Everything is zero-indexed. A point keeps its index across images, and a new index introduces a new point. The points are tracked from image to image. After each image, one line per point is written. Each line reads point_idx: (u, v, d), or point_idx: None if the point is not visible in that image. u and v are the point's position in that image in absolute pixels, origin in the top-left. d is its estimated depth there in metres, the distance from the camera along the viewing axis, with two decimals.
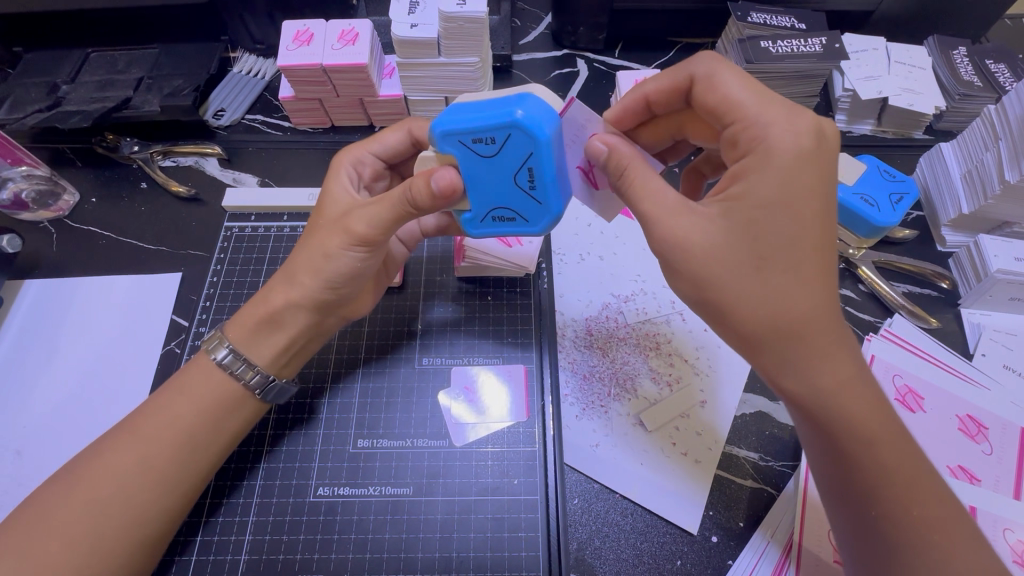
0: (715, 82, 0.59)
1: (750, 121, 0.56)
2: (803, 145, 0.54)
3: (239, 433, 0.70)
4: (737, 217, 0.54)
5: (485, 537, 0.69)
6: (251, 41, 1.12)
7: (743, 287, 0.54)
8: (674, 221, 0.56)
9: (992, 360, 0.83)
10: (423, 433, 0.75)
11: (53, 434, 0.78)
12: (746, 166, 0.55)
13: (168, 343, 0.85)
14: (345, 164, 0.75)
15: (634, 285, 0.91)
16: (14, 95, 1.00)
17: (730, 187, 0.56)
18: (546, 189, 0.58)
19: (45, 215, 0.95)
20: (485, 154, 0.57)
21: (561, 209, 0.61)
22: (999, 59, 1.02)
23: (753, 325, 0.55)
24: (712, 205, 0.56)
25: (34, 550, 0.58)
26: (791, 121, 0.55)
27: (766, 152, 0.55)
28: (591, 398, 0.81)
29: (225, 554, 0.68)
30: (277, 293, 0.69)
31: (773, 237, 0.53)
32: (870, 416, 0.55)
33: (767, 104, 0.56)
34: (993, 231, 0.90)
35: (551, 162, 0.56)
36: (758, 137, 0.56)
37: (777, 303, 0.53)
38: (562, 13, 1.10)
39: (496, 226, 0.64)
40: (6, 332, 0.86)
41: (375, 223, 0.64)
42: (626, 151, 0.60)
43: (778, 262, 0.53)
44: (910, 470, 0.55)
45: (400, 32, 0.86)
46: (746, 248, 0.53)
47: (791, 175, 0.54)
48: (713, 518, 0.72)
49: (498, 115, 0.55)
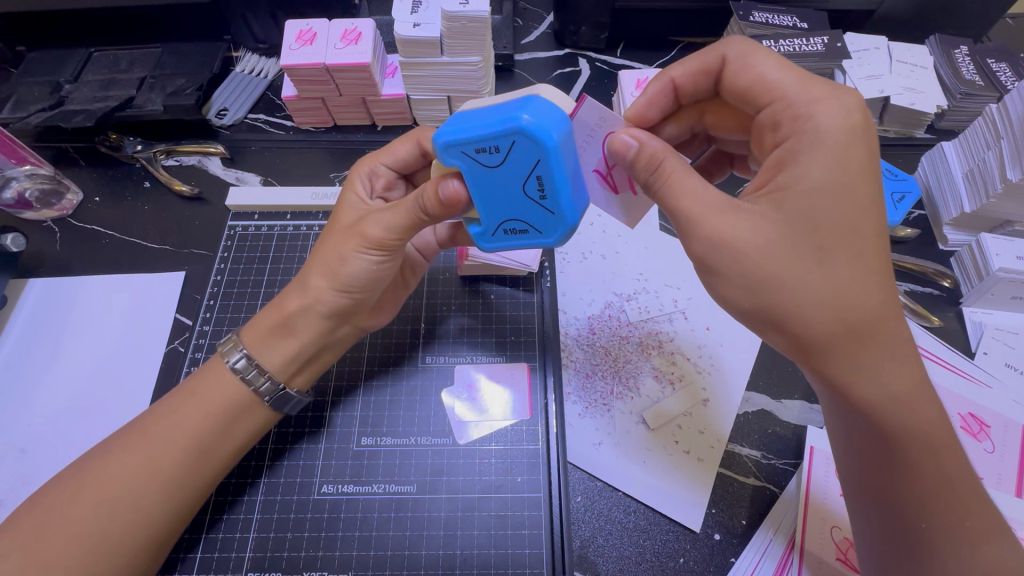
0: (750, 62, 0.60)
1: (792, 101, 0.56)
2: (853, 122, 0.54)
3: (248, 442, 0.69)
4: (794, 210, 0.52)
5: (489, 534, 0.69)
6: (253, 41, 1.12)
7: (806, 287, 0.52)
8: (719, 218, 0.54)
9: (993, 358, 0.83)
10: (427, 432, 0.75)
11: (57, 432, 0.78)
12: (792, 147, 0.55)
13: (172, 342, 0.85)
14: (358, 177, 0.77)
15: (636, 284, 0.91)
16: (17, 95, 1.00)
17: (777, 175, 0.55)
18: (556, 197, 0.57)
19: (48, 214, 0.96)
20: (491, 163, 0.57)
21: (575, 217, 0.59)
22: (1001, 58, 1.02)
23: (817, 328, 0.52)
24: (762, 201, 0.54)
25: (41, 548, 0.58)
26: (840, 102, 0.54)
27: (817, 130, 0.54)
28: (593, 397, 0.81)
29: (229, 552, 0.68)
30: (292, 299, 0.70)
31: (832, 226, 0.52)
32: (931, 416, 0.54)
33: (808, 85, 0.56)
34: (994, 230, 0.90)
35: (559, 168, 0.55)
36: (804, 115, 0.55)
37: (840, 300, 0.52)
38: (564, 12, 1.10)
39: (509, 238, 0.63)
40: (10, 330, 0.86)
41: (389, 228, 0.66)
42: (661, 146, 0.56)
43: (839, 253, 0.52)
44: (962, 471, 0.55)
45: (402, 31, 0.86)
46: (804, 243, 0.52)
47: (842, 154, 0.53)
48: (716, 516, 0.73)
49: (499, 123, 0.54)
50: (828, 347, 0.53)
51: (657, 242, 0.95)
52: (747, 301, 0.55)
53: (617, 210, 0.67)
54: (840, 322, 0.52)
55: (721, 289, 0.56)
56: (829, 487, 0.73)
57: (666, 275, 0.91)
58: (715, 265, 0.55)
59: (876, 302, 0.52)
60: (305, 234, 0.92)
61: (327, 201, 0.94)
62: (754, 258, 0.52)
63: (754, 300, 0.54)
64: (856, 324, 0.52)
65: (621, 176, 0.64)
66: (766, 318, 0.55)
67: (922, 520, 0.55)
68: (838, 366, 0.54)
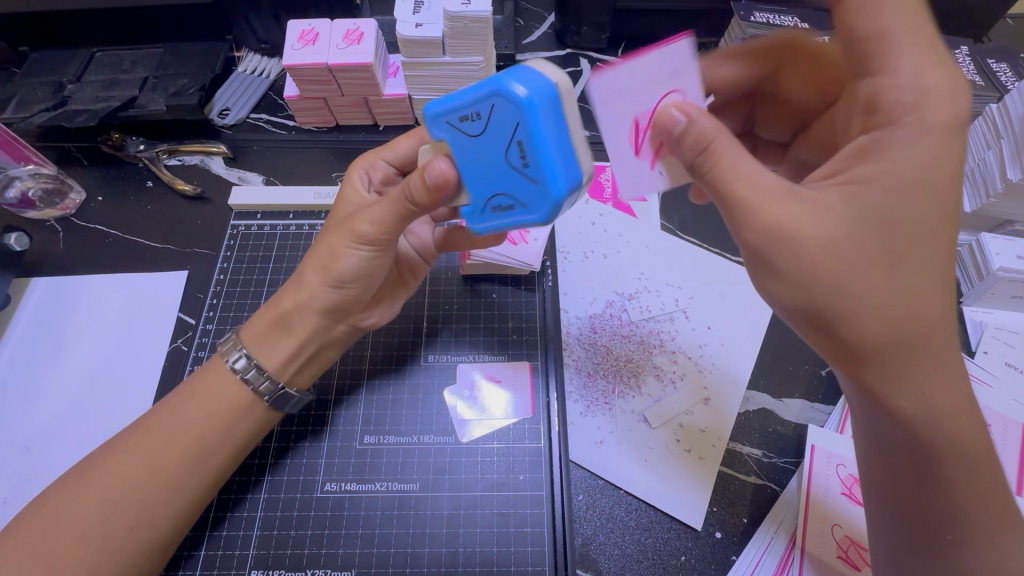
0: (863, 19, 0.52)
1: (901, 83, 0.51)
2: (964, 122, 0.50)
3: (249, 441, 0.70)
4: (867, 210, 0.50)
5: (491, 532, 0.70)
6: (256, 41, 1.13)
7: (868, 290, 0.50)
8: (772, 205, 0.52)
9: (994, 358, 0.83)
10: (429, 430, 0.76)
11: (62, 431, 0.79)
12: (888, 134, 0.52)
13: (175, 340, 0.86)
14: (356, 171, 0.77)
15: (638, 283, 0.91)
16: (20, 95, 1.00)
17: (857, 164, 0.52)
18: (536, 157, 0.53)
19: (51, 213, 0.96)
20: (473, 132, 0.56)
21: (560, 182, 0.53)
22: (1002, 58, 1.02)
23: (872, 333, 0.51)
24: (831, 192, 0.52)
25: (48, 546, 0.59)
26: (958, 93, 0.50)
27: (919, 124, 0.51)
28: (595, 396, 0.81)
29: (233, 549, 0.68)
30: (287, 297, 0.71)
31: (907, 232, 0.50)
32: (970, 429, 0.53)
33: (925, 65, 0.51)
34: (995, 229, 0.90)
35: (536, 124, 0.52)
36: (911, 103, 0.51)
37: (901, 308, 0.50)
38: (565, 13, 1.11)
39: (501, 216, 0.60)
40: (14, 329, 0.86)
41: (380, 222, 0.67)
42: (710, 124, 0.53)
43: (908, 262, 0.50)
44: (994, 484, 0.55)
45: (405, 31, 0.86)
46: (875, 243, 0.50)
47: (943, 150, 0.50)
48: (717, 514, 0.73)
49: (477, 88, 0.54)
50: (882, 356, 0.52)
51: (658, 241, 0.95)
52: (788, 288, 0.53)
53: (626, 175, 0.63)
54: (895, 329, 0.51)
55: (761, 276, 0.55)
56: (830, 484, 0.73)
57: (669, 275, 0.92)
58: (768, 257, 0.53)
59: (932, 317, 0.51)
60: (307, 234, 0.93)
61: (330, 200, 0.94)
62: (812, 253, 0.51)
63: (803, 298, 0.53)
64: (910, 338, 0.51)
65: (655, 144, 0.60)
66: (812, 314, 0.53)
67: (959, 529, 0.54)
68: (882, 376, 0.53)
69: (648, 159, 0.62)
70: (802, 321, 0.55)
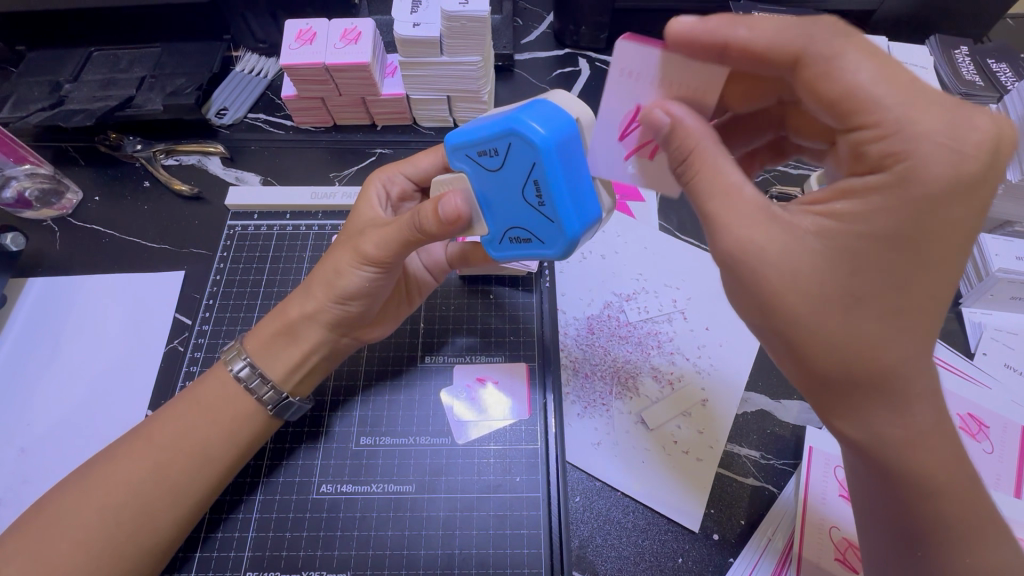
0: (839, 63, 0.47)
1: (890, 130, 0.46)
2: (962, 174, 0.46)
3: (250, 448, 0.69)
4: (837, 241, 0.49)
5: (486, 534, 0.69)
6: (253, 40, 1.12)
7: (819, 319, 0.50)
8: (745, 228, 0.50)
9: (993, 359, 0.83)
10: (425, 431, 0.76)
11: (56, 433, 0.78)
12: (871, 184, 0.48)
13: (171, 342, 0.85)
14: (374, 184, 0.77)
15: (636, 284, 0.91)
16: (17, 94, 1.00)
17: (837, 201, 0.50)
18: (553, 203, 0.56)
19: (47, 214, 0.96)
20: (493, 167, 0.59)
21: (575, 229, 0.56)
22: (1002, 58, 1.02)
23: (822, 360, 0.51)
24: (806, 218, 0.50)
25: (46, 550, 0.59)
26: (951, 140, 0.46)
27: (904, 176, 0.46)
28: (592, 397, 0.81)
29: (228, 552, 0.68)
30: (294, 307, 0.71)
31: (876, 269, 0.48)
32: (935, 461, 0.52)
33: (915, 109, 0.46)
34: (994, 231, 0.88)
35: (554, 174, 0.54)
36: (898, 153, 0.46)
37: (856, 342, 0.50)
38: (564, 12, 1.10)
39: (516, 248, 0.63)
40: (10, 330, 0.86)
41: (383, 245, 0.66)
42: (696, 124, 0.52)
43: (871, 299, 0.49)
44: (967, 517, 0.53)
45: (402, 31, 0.86)
46: (837, 277, 0.49)
47: (930, 201, 0.46)
48: (715, 517, 0.73)
49: (496, 127, 0.56)
50: (836, 381, 0.52)
51: (657, 242, 0.95)
52: (758, 312, 0.53)
53: (595, 151, 0.58)
54: (847, 361, 0.50)
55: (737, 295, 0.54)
56: (827, 488, 0.73)
57: (666, 275, 0.92)
58: (728, 275, 0.53)
59: (898, 354, 0.50)
60: (304, 234, 0.93)
61: (326, 200, 0.94)
62: (769, 281, 0.50)
63: (760, 317, 0.53)
64: (864, 373, 0.50)
65: (644, 134, 0.57)
66: (771, 332, 0.53)
67: (915, 553, 0.55)
68: (838, 400, 0.53)
69: (628, 147, 0.58)
70: (771, 341, 0.54)
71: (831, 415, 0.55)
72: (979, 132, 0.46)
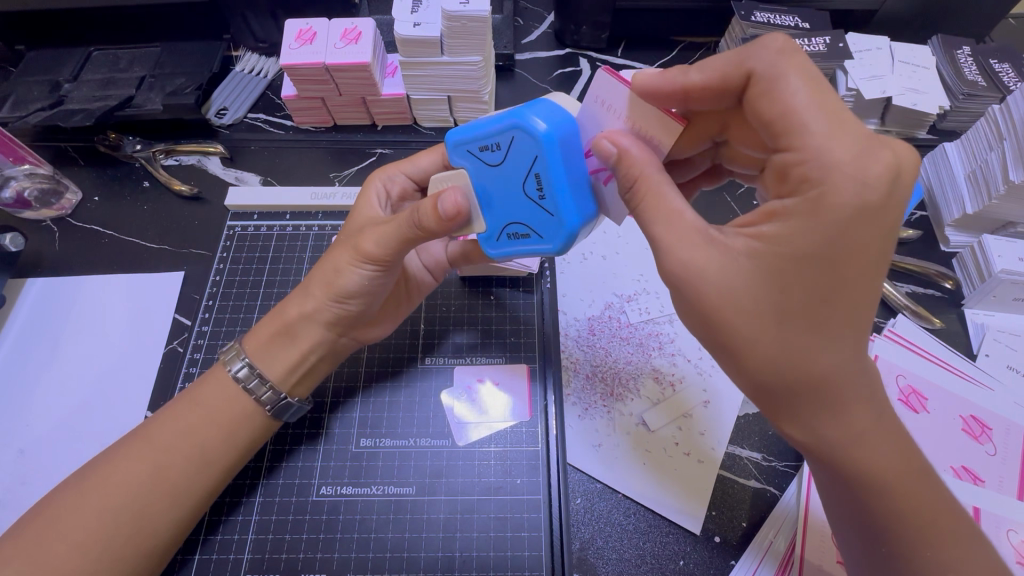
0: (777, 88, 0.49)
1: (806, 157, 0.48)
2: (866, 203, 0.47)
3: (249, 450, 0.69)
4: (767, 262, 0.49)
5: (488, 536, 0.69)
6: (253, 40, 1.12)
7: (759, 338, 0.50)
8: (688, 250, 0.51)
9: (996, 361, 0.83)
10: (427, 433, 0.75)
11: (55, 434, 0.78)
12: (788, 207, 0.49)
13: (170, 343, 0.85)
14: (375, 183, 0.76)
15: (637, 285, 0.91)
16: (17, 94, 1.00)
17: (763, 223, 0.50)
18: (555, 195, 0.55)
19: (47, 214, 0.95)
20: (493, 162, 0.59)
21: (575, 222, 0.56)
22: (1004, 58, 1.02)
23: (765, 375, 0.51)
24: (737, 239, 0.50)
25: (43, 554, 0.58)
26: (860, 169, 0.46)
27: (816, 202, 0.48)
28: (592, 399, 0.81)
29: (228, 554, 0.68)
30: (292, 307, 0.71)
31: (804, 287, 0.48)
32: (884, 465, 0.52)
33: (829, 139, 0.47)
34: (998, 232, 0.90)
35: (557, 166, 0.54)
36: (814, 179, 0.48)
37: (797, 355, 0.49)
38: (565, 12, 1.10)
39: (513, 245, 0.63)
40: (9, 331, 0.86)
41: (385, 242, 0.66)
42: (637, 154, 0.52)
43: (803, 314, 0.49)
44: (917, 519, 0.53)
45: (403, 31, 0.86)
46: (770, 297, 0.49)
47: (840, 229, 0.47)
48: (716, 519, 0.72)
49: (499, 121, 0.56)
50: (788, 398, 0.52)
51: None
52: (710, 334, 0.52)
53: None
54: (788, 377, 0.50)
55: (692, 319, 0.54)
56: None
57: None
58: (674, 295, 0.54)
59: (836, 364, 0.50)
60: (304, 235, 0.92)
61: (326, 201, 0.93)
62: (708, 303, 0.50)
63: (707, 335, 0.53)
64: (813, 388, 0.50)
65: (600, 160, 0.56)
66: (718, 351, 0.53)
67: (875, 557, 0.55)
68: (787, 412, 0.53)
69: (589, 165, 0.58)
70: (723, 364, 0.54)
71: (782, 427, 0.54)
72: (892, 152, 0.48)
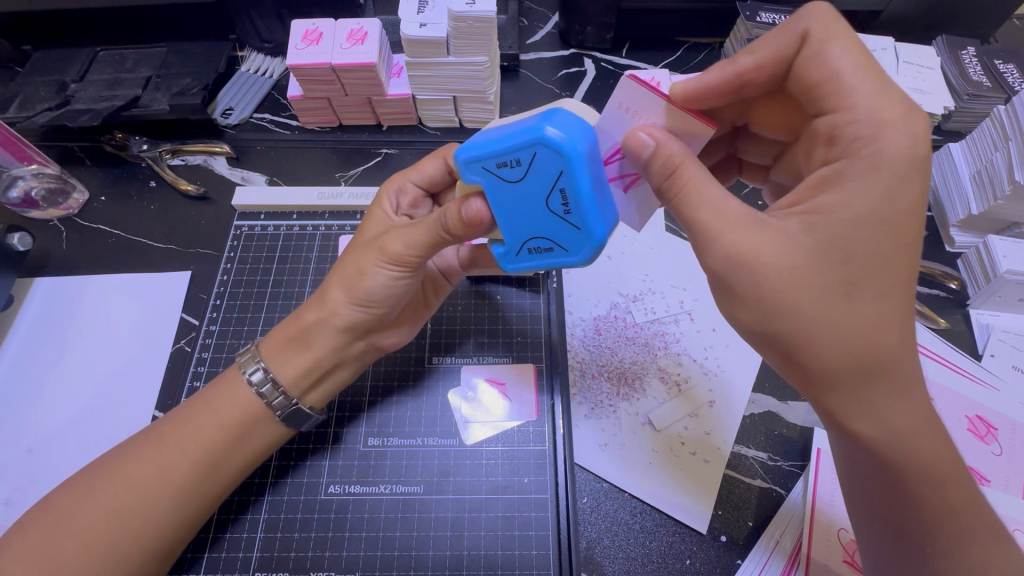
0: (825, 54, 0.53)
1: (857, 117, 0.51)
2: (916, 154, 0.50)
3: (260, 458, 0.69)
4: (827, 238, 0.50)
5: (496, 535, 0.69)
6: (258, 40, 1.12)
7: (823, 314, 0.50)
8: (736, 232, 0.51)
9: (1001, 361, 0.83)
10: (434, 432, 0.76)
11: (65, 432, 0.79)
12: (840, 169, 0.51)
13: (178, 341, 0.85)
14: (387, 193, 0.77)
15: (642, 285, 0.91)
16: (23, 93, 1.00)
17: (814, 197, 0.52)
18: (582, 211, 0.56)
19: (54, 213, 0.96)
20: (513, 178, 0.57)
21: (602, 234, 0.57)
22: (1008, 59, 1.02)
23: (827, 353, 0.51)
24: (791, 220, 0.52)
25: (52, 552, 0.59)
26: (906, 138, 0.50)
27: (873, 159, 0.50)
28: (599, 398, 0.81)
29: (237, 551, 0.68)
30: (310, 312, 0.71)
31: (860, 258, 0.49)
32: (938, 449, 0.52)
33: (879, 100, 0.51)
34: (1002, 232, 0.90)
35: (583, 180, 0.54)
36: (867, 137, 0.51)
37: (857, 331, 0.50)
38: (570, 13, 1.10)
39: (534, 257, 0.63)
40: (17, 329, 0.86)
41: (411, 245, 0.66)
42: (679, 146, 0.51)
43: (864, 288, 0.50)
44: (968, 502, 0.54)
45: (409, 31, 0.86)
46: (829, 273, 0.49)
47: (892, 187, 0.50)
48: (721, 518, 0.72)
49: (520, 136, 0.54)
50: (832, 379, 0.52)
51: (663, 242, 0.95)
52: (750, 315, 0.53)
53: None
54: (852, 353, 0.50)
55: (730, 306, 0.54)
56: (836, 492, 0.72)
57: (673, 276, 0.91)
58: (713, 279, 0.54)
59: (895, 340, 0.51)
60: (311, 235, 0.92)
61: (333, 201, 0.93)
62: (757, 282, 0.50)
63: (747, 317, 0.53)
64: (857, 367, 0.51)
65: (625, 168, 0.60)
66: (772, 334, 0.53)
67: (924, 546, 0.55)
68: (843, 395, 0.52)
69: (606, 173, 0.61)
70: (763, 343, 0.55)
71: (840, 414, 0.53)
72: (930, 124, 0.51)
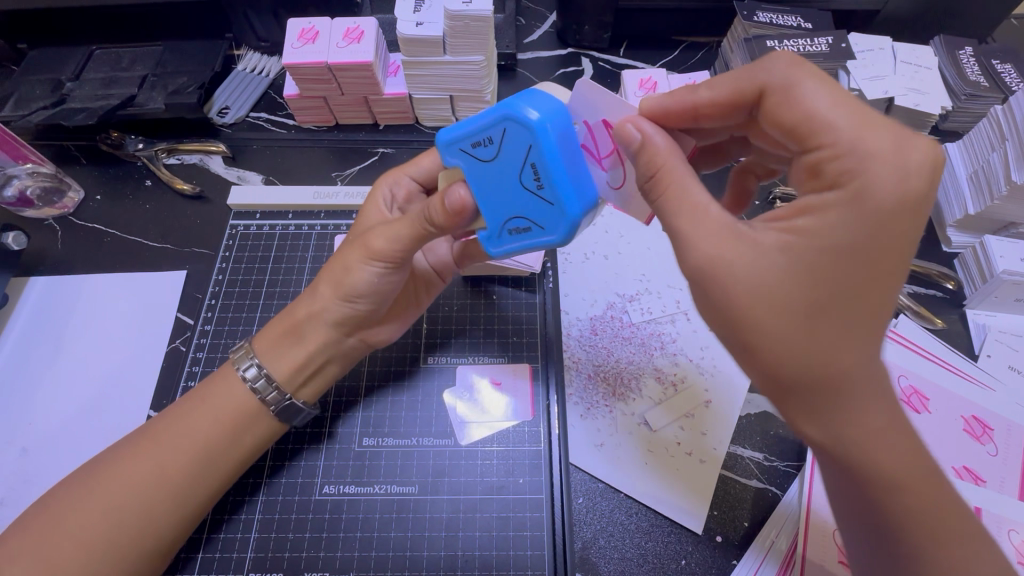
0: (795, 95, 0.51)
1: (842, 151, 0.49)
2: (905, 192, 0.48)
3: (254, 453, 0.69)
4: (803, 258, 0.49)
5: (490, 535, 0.69)
6: (255, 39, 1.12)
7: (783, 332, 0.49)
8: (715, 242, 0.51)
9: (997, 361, 0.83)
10: (429, 433, 0.75)
11: (59, 432, 0.78)
12: (826, 201, 0.49)
13: (173, 340, 0.85)
14: (381, 187, 0.77)
15: (639, 284, 0.91)
16: (19, 92, 1.00)
17: (798, 217, 0.50)
18: (555, 187, 0.55)
19: (50, 212, 0.96)
20: (487, 158, 0.58)
21: (577, 212, 0.56)
22: (1005, 59, 1.02)
23: (785, 368, 0.50)
24: (770, 234, 0.50)
25: (45, 553, 0.58)
26: (899, 160, 0.48)
27: (857, 193, 0.48)
28: (595, 399, 0.81)
29: (231, 552, 0.68)
30: (302, 306, 0.72)
31: (843, 278, 0.48)
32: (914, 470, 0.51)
33: (865, 133, 0.48)
34: (999, 232, 0.90)
35: (554, 156, 0.54)
36: (852, 171, 0.48)
37: (817, 349, 0.49)
38: (567, 12, 1.10)
39: (514, 239, 0.62)
40: (11, 329, 0.86)
41: (394, 241, 0.66)
42: (664, 145, 0.54)
43: (832, 312, 0.49)
44: (933, 529, 0.52)
45: (406, 30, 0.86)
46: (808, 284, 0.49)
47: (875, 228, 0.48)
48: (717, 518, 0.72)
49: (490, 114, 0.55)
50: (810, 393, 0.51)
51: (661, 242, 0.95)
52: (722, 321, 0.52)
53: (571, 106, 0.59)
54: (807, 368, 0.50)
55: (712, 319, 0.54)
56: None
57: (671, 276, 0.91)
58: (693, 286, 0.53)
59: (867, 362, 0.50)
60: (307, 235, 0.92)
61: (328, 201, 0.93)
62: (737, 291, 0.50)
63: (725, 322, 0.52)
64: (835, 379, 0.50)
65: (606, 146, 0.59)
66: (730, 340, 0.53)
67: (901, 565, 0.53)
68: (797, 405, 0.52)
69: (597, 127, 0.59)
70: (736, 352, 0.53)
71: (798, 423, 0.53)
72: (922, 148, 0.49)
